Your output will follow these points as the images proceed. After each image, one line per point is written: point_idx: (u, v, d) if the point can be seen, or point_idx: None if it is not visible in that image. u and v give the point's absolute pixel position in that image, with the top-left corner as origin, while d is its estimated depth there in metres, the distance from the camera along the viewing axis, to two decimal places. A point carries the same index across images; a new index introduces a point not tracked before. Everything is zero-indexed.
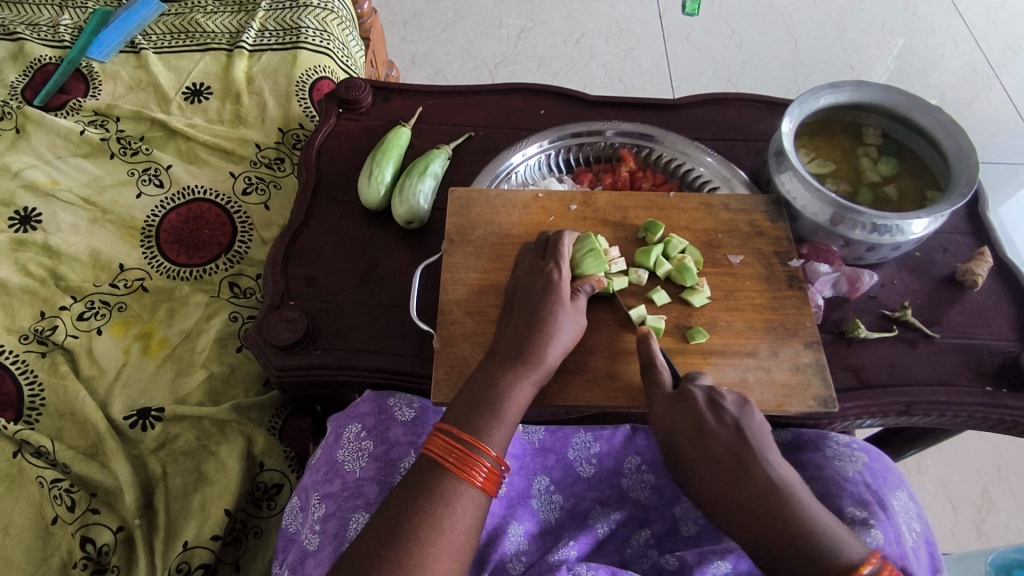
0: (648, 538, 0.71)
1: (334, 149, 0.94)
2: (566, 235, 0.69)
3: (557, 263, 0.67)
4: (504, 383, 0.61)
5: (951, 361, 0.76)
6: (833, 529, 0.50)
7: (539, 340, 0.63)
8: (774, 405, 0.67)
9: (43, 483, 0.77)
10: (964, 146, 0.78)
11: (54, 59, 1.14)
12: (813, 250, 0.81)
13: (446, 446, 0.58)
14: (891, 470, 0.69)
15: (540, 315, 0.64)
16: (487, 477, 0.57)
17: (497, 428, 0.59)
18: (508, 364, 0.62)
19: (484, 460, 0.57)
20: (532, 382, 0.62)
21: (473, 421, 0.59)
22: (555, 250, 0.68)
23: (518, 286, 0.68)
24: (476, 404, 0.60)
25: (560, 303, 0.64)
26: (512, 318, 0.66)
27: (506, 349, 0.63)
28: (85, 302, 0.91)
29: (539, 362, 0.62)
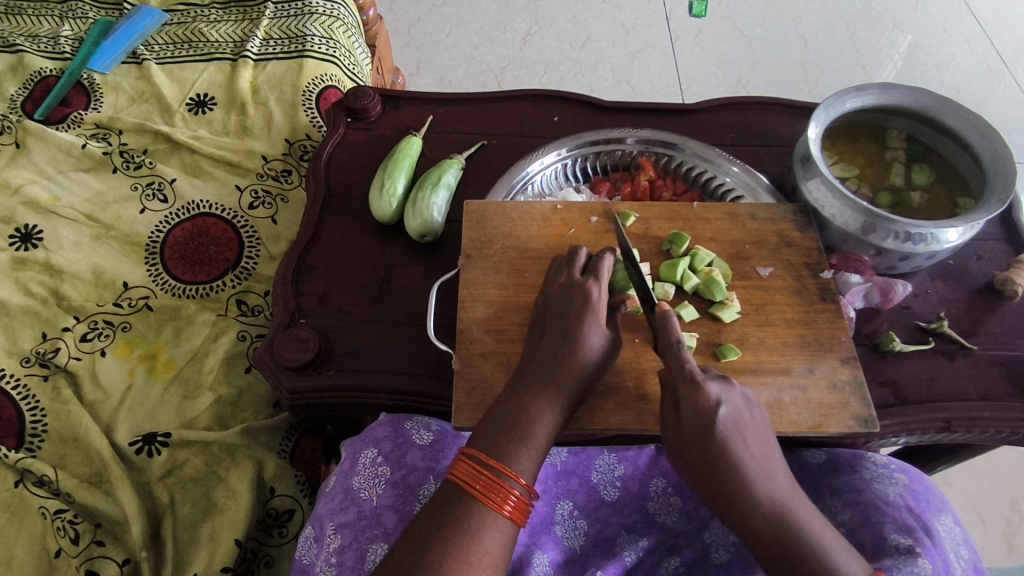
0: (678, 566, 0.67)
1: (343, 160, 0.92)
2: (606, 258, 0.65)
3: (597, 280, 0.63)
4: (532, 409, 0.58)
5: (992, 375, 0.73)
6: (830, 544, 0.50)
7: (569, 364, 0.59)
8: (811, 426, 0.64)
9: (46, 514, 0.74)
10: (998, 149, 0.75)
11: (54, 71, 1.12)
12: (842, 260, 0.78)
13: (472, 471, 0.54)
14: (934, 492, 0.65)
15: (573, 335, 0.60)
16: (515, 506, 0.54)
17: (525, 456, 0.56)
18: (537, 389, 0.59)
19: (512, 487, 0.54)
20: (561, 408, 0.59)
21: (500, 446, 0.56)
22: (594, 267, 0.64)
23: (549, 302, 0.64)
24: (503, 430, 0.57)
25: (594, 323, 0.61)
26: (542, 337, 0.62)
27: (535, 372, 0.60)
28: (88, 323, 0.88)
29: (566, 387, 0.59)
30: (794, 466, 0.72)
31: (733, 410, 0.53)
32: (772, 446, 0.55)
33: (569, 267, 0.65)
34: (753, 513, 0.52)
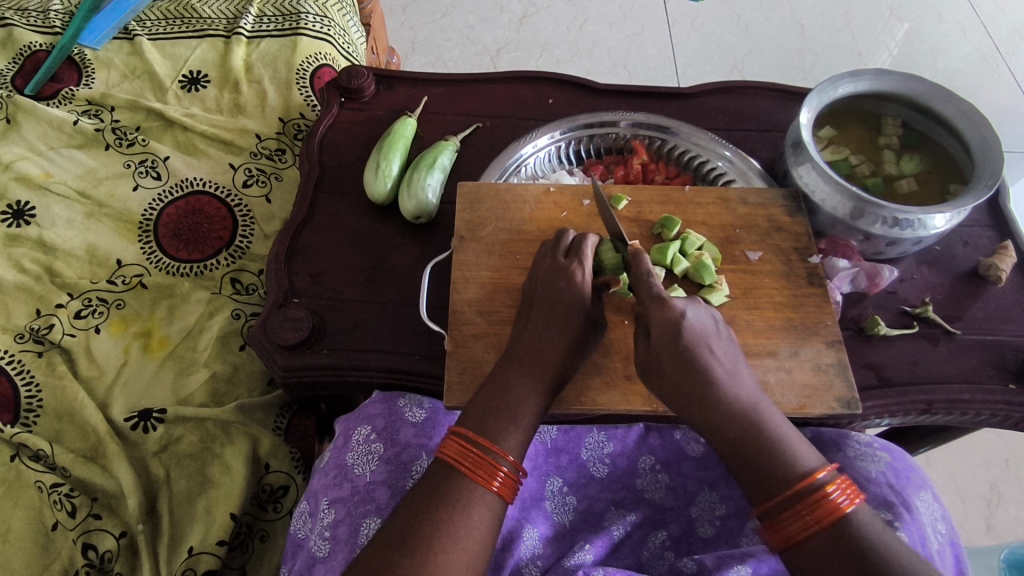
0: (665, 540, 0.70)
1: (339, 140, 0.91)
2: (589, 239, 0.66)
3: (581, 263, 0.63)
4: (520, 387, 0.59)
5: (973, 358, 0.75)
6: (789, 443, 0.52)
7: (557, 342, 0.61)
8: (796, 407, 0.66)
9: (42, 488, 0.75)
10: (989, 138, 0.75)
11: (44, 46, 1.11)
12: (831, 245, 0.79)
13: (461, 449, 0.56)
14: (915, 470, 0.67)
15: (561, 313, 0.61)
16: (503, 483, 0.55)
17: (513, 433, 0.57)
18: (525, 370, 0.60)
19: (500, 464, 0.55)
20: (548, 386, 0.60)
21: (489, 425, 0.57)
22: (579, 249, 0.65)
23: (536, 285, 0.65)
24: (492, 409, 0.58)
25: (581, 302, 0.62)
26: (530, 319, 0.63)
27: (524, 351, 0.61)
28: (82, 300, 0.89)
29: (553, 365, 0.60)
30: None
31: (698, 322, 0.55)
32: (738, 356, 0.56)
33: (555, 251, 0.67)
34: (719, 410, 0.53)
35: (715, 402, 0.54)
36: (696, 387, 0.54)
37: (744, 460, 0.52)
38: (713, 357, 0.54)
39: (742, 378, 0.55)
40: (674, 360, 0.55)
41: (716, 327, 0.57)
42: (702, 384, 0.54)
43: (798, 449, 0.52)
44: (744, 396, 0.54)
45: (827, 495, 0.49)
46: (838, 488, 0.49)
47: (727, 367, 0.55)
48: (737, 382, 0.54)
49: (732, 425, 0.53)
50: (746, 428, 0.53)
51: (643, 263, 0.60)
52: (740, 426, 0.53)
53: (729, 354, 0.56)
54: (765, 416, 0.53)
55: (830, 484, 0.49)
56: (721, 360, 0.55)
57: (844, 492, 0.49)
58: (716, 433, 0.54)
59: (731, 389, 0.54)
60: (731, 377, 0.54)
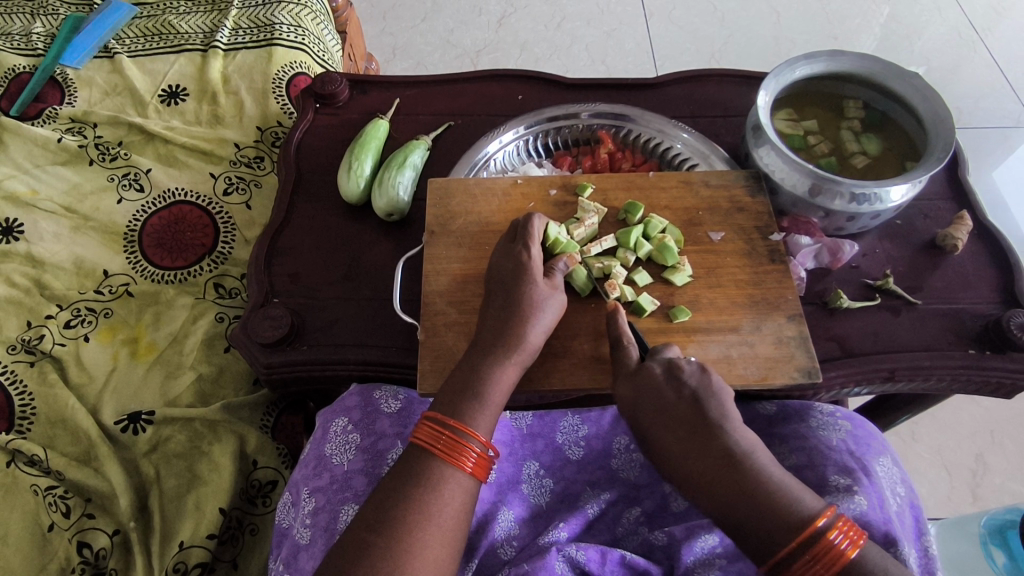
0: (638, 516, 0.72)
1: (314, 145, 0.94)
2: (535, 218, 0.70)
3: (527, 244, 0.68)
4: (486, 366, 0.61)
5: (935, 327, 0.76)
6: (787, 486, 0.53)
7: (519, 319, 0.63)
8: (758, 379, 0.68)
9: (37, 491, 0.78)
10: (942, 113, 0.77)
11: (28, 68, 1.14)
12: (793, 223, 0.81)
13: (433, 432, 0.58)
14: (876, 436, 0.69)
15: (518, 291, 0.64)
16: (476, 461, 0.57)
17: (483, 412, 0.60)
18: (490, 349, 0.63)
19: (472, 446, 0.57)
20: (516, 363, 0.62)
21: (458, 408, 0.59)
22: (525, 232, 0.69)
23: (491, 273, 0.68)
24: (461, 393, 0.60)
25: (535, 279, 0.65)
26: (489, 305, 0.66)
27: (487, 333, 0.64)
28: (71, 310, 0.91)
29: (518, 347, 0.62)
30: (748, 419, 0.75)
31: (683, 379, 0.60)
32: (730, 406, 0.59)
33: (507, 237, 0.70)
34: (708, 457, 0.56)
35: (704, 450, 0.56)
36: (688, 439, 0.57)
37: (747, 508, 0.52)
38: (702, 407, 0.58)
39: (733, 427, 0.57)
40: (661, 415, 0.59)
41: (715, 388, 0.60)
42: (691, 437, 0.57)
43: (794, 494, 0.52)
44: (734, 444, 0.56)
45: (831, 543, 0.49)
46: (841, 532, 0.49)
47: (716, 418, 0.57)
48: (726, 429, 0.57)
49: (721, 473, 0.55)
50: (740, 472, 0.54)
51: (618, 321, 0.67)
52: (731, 472, 0.54)
53: (725, 407, 0.58)
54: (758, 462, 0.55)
55: (833, 530, 0.49)
56: (710, 413, 0.58)
57: (846, 536, 0.49)
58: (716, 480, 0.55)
59: (724, 439, 0.56)
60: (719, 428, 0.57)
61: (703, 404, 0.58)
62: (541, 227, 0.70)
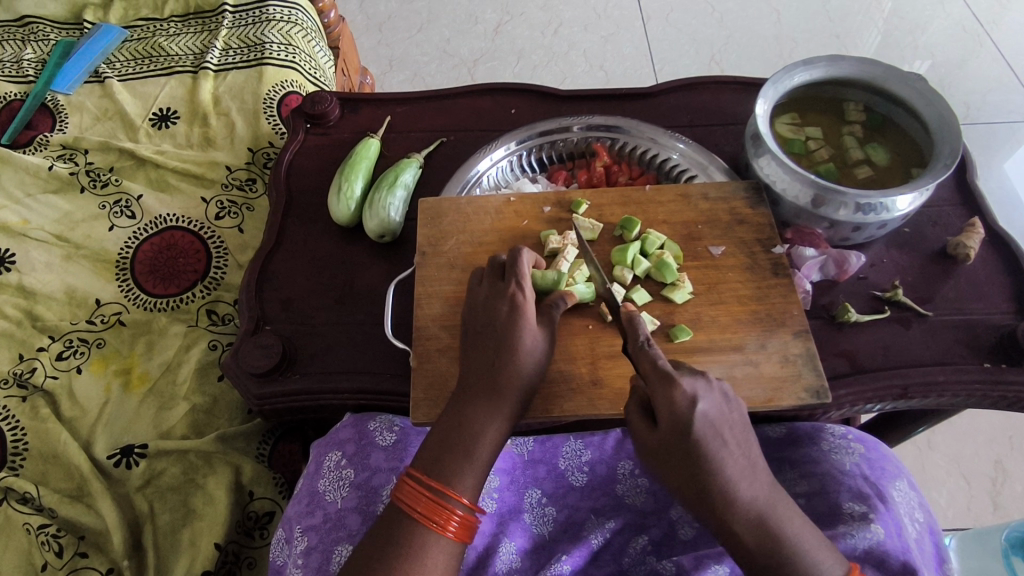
0: (646, 545, 0.69)
1: (305, 166, 0.93)
2: (523, 254, 0.67)
3: (516, 284, 0.64)
4: (473, 420, 0.59)
5: (947, 339, 0.74)
6: (811, 547, 0.51)
7: (508, 368, 0.60)
8: (764, 401, 0.65)
9: (30, 530, 0.77)
10: (946, 116, 0.75)
11: (19, 95, 1.13)
12: (797, 234, 0.79)
13: (414, 494, 0.56)
14: (889, 459, 0.68)
15: (507, 338, 0.61)
16: (458, 526, 0.55)
17: (469, 471, 0.57)
18: (480, 401, 0.60)
19: (454, 508, 0.55)
20: (505, 414, 0.60)
21: (442, 467, 0.57)
22: (514, 269, 0.65)
23: (476, 311, 0.65)
24: (448, 447, 0.58)
25: (527, 324, 0.62)
26: (476, 346, 0.63)
27: (475, 382, 0.61)
28: (63, 341, 0.91)
29: (512, 391, 0.60)
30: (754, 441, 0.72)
31: (711, 411, 0.53)
32: (749, 439, 0.54)
33: (495, 274, 0.67)
34: (736, 512, 0.51)
35: (731, 503, 0.51)
36: (711, 489, 0.51)
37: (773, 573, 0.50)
38: (727, 452, 0.52)
39: (756, 473, 0.53)
40: (684, 457, 0.52)
41: (732, 422, 0.54)
42: (719, 490, 0.51)
43: (821, 557, 0.51)
44: (760, 496, 0.52)
45: None
46: None
47: (741, 465, 0.52)
48: (750, 478, 0.52)
49: (749, 531, 0.51)
50: (767, 533, 0.51)
51: (641, 330, 0.60)
52: (759, 531, 0.51)
53: (745, 447, 0.53)
54: (785, 517, 0.52)
55: None
56: (735, 459, 0.52)
57: None
58: (738, 535, 0.52)
59: (751, 491, 0.52)
60: (744, 476, 0.52)
61: (728, 447, 0.52)
62: (530, 263, 0.67)
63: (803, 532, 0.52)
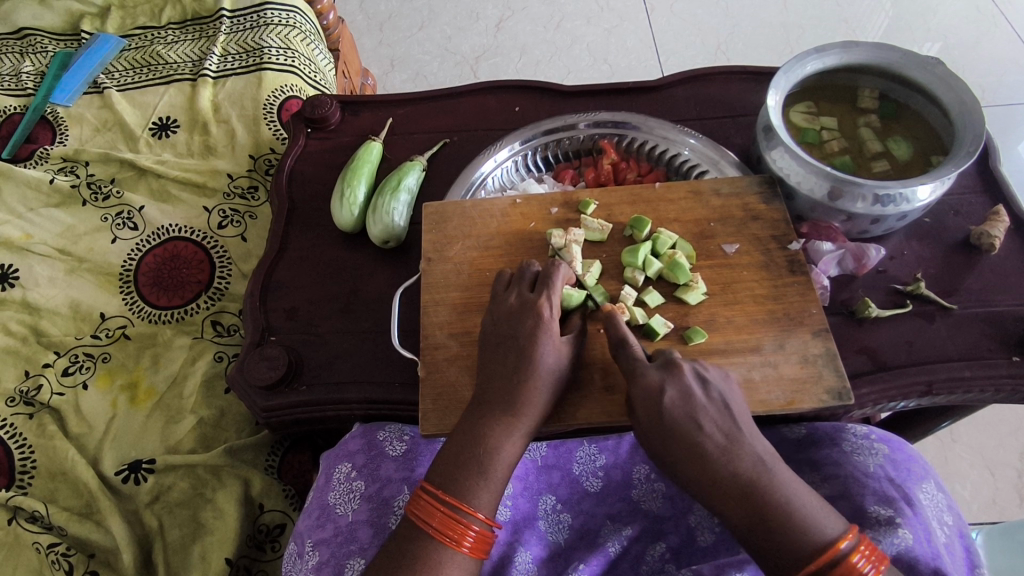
0: (664, 552, 0.67)
1: (306, 172, 0.91)
2: (560, 268, 0.64)
3: (548, 297, 0.62)
4: (493, 437, 0.57)
5: (973, 333, 0.71)
6: (806, 509, 0.50)
7: (531, 384, 0.58)
8: (784, 404, 0.63)
9: (40, 549, 0.76)
10: (966, 100, 0.72)
11: (18, 109, 1.13)
12: (813, 229, 0.76)
13: (429, 508, 0.55)
14: (915, 459, 0.65)
15: (534, 353, 0.59)
16: (473, 542, 0.54)
17: (486, 490, 0.55)
18: (498, 416, 0.57)
19: (470, 523, 0.54)
20: (523, 432, 0.58)
21: (459, 483, 0.55)
22: (547, 281, 0.63)
23: (499, 322, 0.62)
24: (462, 465, 0.56)
25: (553, 339, 0.60)
26: (495, 360, 0.61)
27: (494, 396, 0.59)
28: (69, 356, 0.90)
29: (529, 410, 0.58)
30: (775, 442, 0.71)
31: (680, 392, 0.54)
32: (733, 415, 0.54)
33: (524, 284, 0.65)
34: (721, 483, 0.51)
35: (712, 474, 0.51)
36: (690, 464, 0.52)
37: (766, 539, 0.49)
38: (700, 426, 0.53)
39: (739, 444, 0.52)
40: (661, 438, 0.53)
41: (712, 401, 0.54)
42: (696, 462, 0.52)
43: (815, 516, 0.49)
44: (744, 466, 0.51)
45: (855, 566, 0.47)
46: (864, 556, 0.48)
47: (720, 439, 0.52)
48: (730, 449, 0.52)
49: (737, 500, 0.50)
50: (756, 500, 0.50)
51: (618, 324, 0.62)
52: (747, 499, 0.50)
53: (723, 421, 0.53)
54: (774, 482, 0.50)
55: (856, 553, 0.48)
56: (714, 433, 0.52)
57: (869, 560, 0.48)
58: (724, 506, 0.51)
59: (731, 460, 0.51)
60: (724, 449, 0.52)
61: (706, 422, 0.53)
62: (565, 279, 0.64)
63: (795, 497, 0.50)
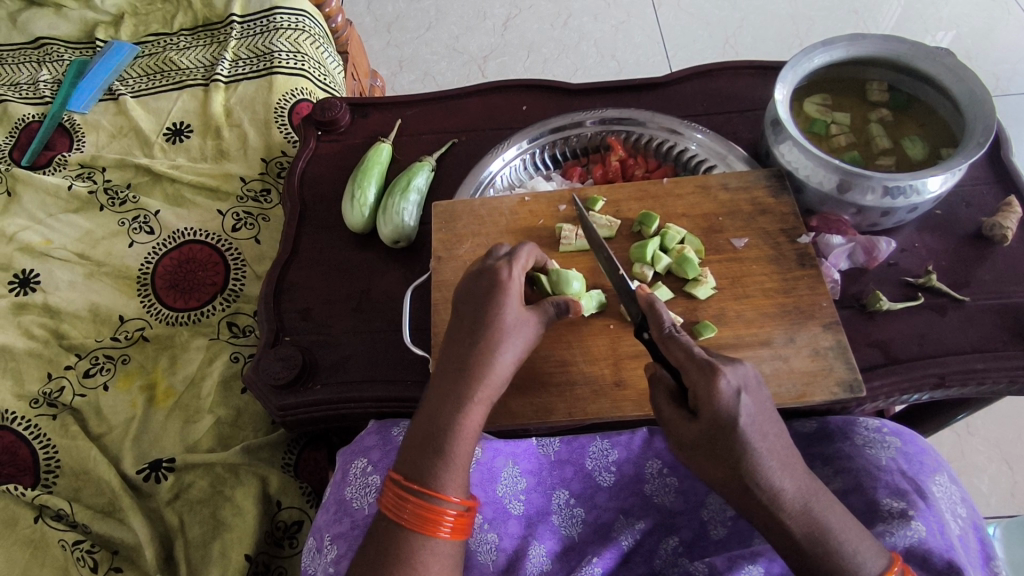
0: (676, 546, 0.67)
1: (317, 174, 0.92)
2: (525, 246, 0.64)
3: (506, 261, 0.62)
4: (448, 414, 0.56)
5: (985, 325, 0.70)
6: (853, 537, 0.50)
7: (482, 354, 0.58)
8: (795, 396, 0.63)
9: (65, 546, 0.79)
10: (975, 90, 0.72)
11: (36, 117, 1.15)
12: (822, 222, 0.76)
13: (400, 501, 0.55)
14: (928, 452, 0.65)
15: (484, 324, 0.59)
16: (453, 524, 0.54)
17: (449, 470, 0.55)
18: (452, 390, 0.57)
19: (446, 508, 0.54)
20: (481, 404, 0.57)
21: (422, 467, 0.55)
22: (508, 252, 0.63)
23: (460, 295, 0.63)
24: (421, 447, 0.56)
25: (505, 307, 0.60)
26: (454, 332, 0.61)
27: (449, 369, 0.59)
28: (90, 358, 0.93)
29: (485, 379, 0.58)
30: None
31: (751, 403, 0.51)
32: (784, 432, 0.53)
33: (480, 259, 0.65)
34: (778, 503, 0.51)
35: (769, 492, 0.51)
36: (750, 480, 0.51)
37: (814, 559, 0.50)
38: (765, 443, 0.51)
39: (792, 465, 0.52)
40: (725, 453, 0.51)
41: (768, 411, 0.53)
42: (758, 481, 0.50)
43: (863, 544, 0.50)
44: (800, 490, 0.51)
45: None
46: None
47: (779, 458, 0.51)
48: (785, 469, 0.51)
49: (794, 521, 0.50)
50: (811, 523, 0.50)
51: (664, 318, 0.57)
52: (805, 521, 0.50)
53: (780, 437, 0.52)
54: (826, 507, 0.51)
55: None
56: (774, 449, 0.51)
57: None
58: (780, 525, 0.51)
59: (789, 483, 0.51)
60: (782, 469, 0.51)
61: (767, 438, 0.51)
62: (534, 254, 0.65)
63: (843, 518, 0.51)
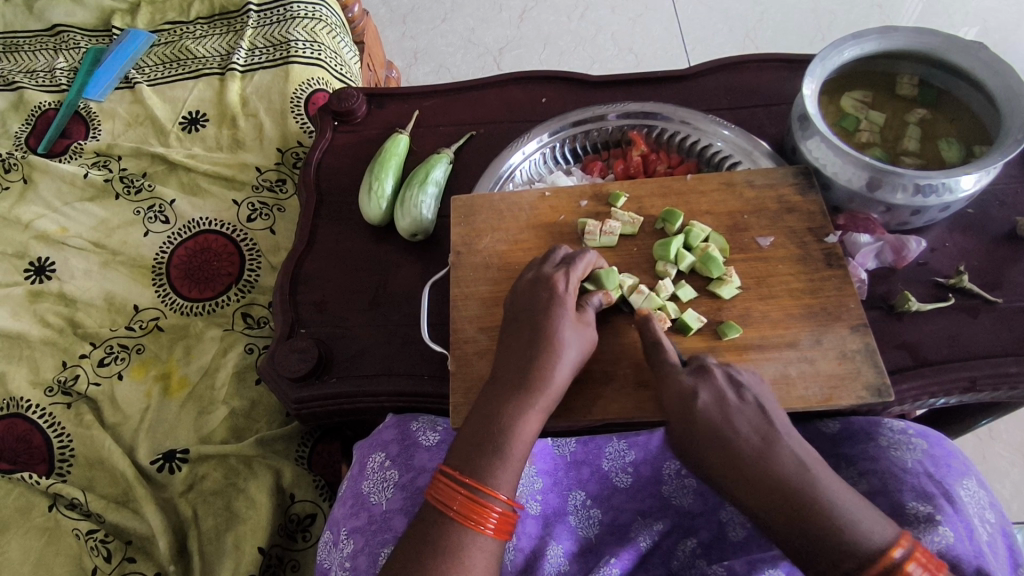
0: (695, 547, 0.66)
1: (334, 165, 0.91)
2: (585, 254, 0.64)
3: (564, 274, 0.62)
4: (506, 415, 0.56)
5: (1019, 327, 0.68)
6: (849, 508, 0.48)
7: (543, 362, 0.58)
8: (822, 400, 0.61)
9: (79, 535, 0.78)
10: (1013, 85, 0.69)
11: (52, 104, 1.15)
12: (850, 220, 0.74)
13: (449, 491, 0.53)
14: (955, 455, 0.63)
15: (545, 333, 0.59)
16: (498, 522, 0.53)
17: (503, 469, 0.54)
18: (513, 395, 0.57)
19: (493, 505, 0.53)
20: (539, 412, 0.57)
21: (475, 462, 0.54)
22: (569, 262, 0.63)
23: (516, 301, 0.63)
24: (478, 446, 0.55)
25: (563, 315, 0.60)
26: (511, 339, 0.61)
27: (510, 375, 0.58)
28: (105, 347, 0.92)
29: (545, 389, 0.57)
30: (807, 438, 0.69)
31: (714, 398, 0.55)
32: (775, 419, 0.53)
33: (538, 263, 0.65)
34: (758, 483, 0.50)
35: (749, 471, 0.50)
36: (725, 461, 0.51)
37: (807, 538, 0.47)
38: (732, 428, 0.53)
39: (777, 442, 0.51)
40: (701, 440, 0.53)
41: (748, 402, 0.54)
42: (731, 460, 0.51)
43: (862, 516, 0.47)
44: (783, 466, 0.50)
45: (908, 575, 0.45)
46: (918, 564, 0.45)
47: (756, 440, 0.52)
48: (768, 449, 0.51)
49: (777, 498, 0.49)
50: (795, 497, 0.48)
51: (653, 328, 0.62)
52: (787, 493, 0.49)
53: (761, 423, 0.53)
54: (815, 482, 0.49)
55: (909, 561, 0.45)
56: (749, 431, 0.53)
57: (925, 568, 0.45)
58: (761, 505, 0.50)
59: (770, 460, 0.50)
60: (762, 450, 0.51)
61: (737, 423, 0.53)
62: (593, 263, 0.64)
63: (834, 491, 0.48)
